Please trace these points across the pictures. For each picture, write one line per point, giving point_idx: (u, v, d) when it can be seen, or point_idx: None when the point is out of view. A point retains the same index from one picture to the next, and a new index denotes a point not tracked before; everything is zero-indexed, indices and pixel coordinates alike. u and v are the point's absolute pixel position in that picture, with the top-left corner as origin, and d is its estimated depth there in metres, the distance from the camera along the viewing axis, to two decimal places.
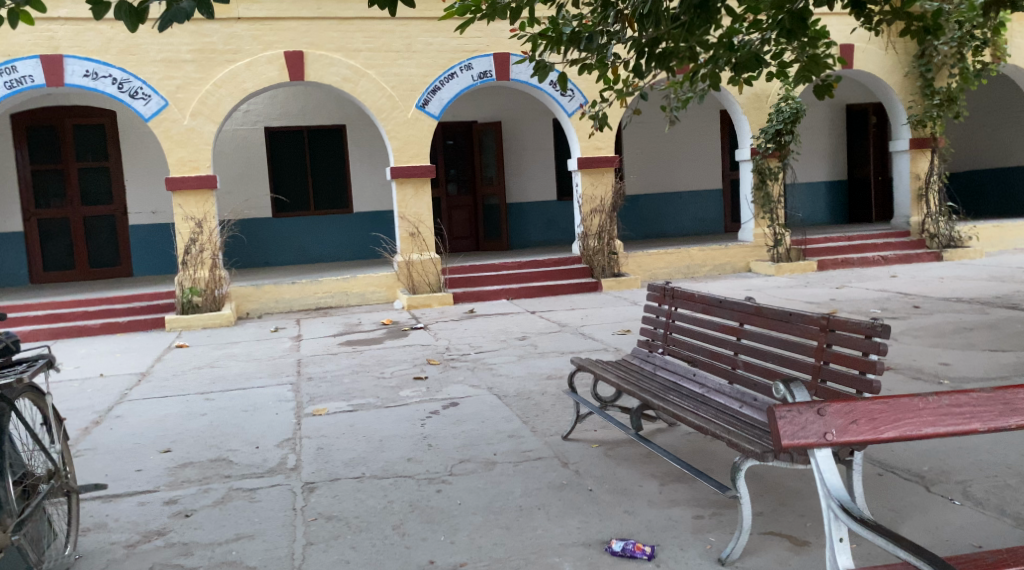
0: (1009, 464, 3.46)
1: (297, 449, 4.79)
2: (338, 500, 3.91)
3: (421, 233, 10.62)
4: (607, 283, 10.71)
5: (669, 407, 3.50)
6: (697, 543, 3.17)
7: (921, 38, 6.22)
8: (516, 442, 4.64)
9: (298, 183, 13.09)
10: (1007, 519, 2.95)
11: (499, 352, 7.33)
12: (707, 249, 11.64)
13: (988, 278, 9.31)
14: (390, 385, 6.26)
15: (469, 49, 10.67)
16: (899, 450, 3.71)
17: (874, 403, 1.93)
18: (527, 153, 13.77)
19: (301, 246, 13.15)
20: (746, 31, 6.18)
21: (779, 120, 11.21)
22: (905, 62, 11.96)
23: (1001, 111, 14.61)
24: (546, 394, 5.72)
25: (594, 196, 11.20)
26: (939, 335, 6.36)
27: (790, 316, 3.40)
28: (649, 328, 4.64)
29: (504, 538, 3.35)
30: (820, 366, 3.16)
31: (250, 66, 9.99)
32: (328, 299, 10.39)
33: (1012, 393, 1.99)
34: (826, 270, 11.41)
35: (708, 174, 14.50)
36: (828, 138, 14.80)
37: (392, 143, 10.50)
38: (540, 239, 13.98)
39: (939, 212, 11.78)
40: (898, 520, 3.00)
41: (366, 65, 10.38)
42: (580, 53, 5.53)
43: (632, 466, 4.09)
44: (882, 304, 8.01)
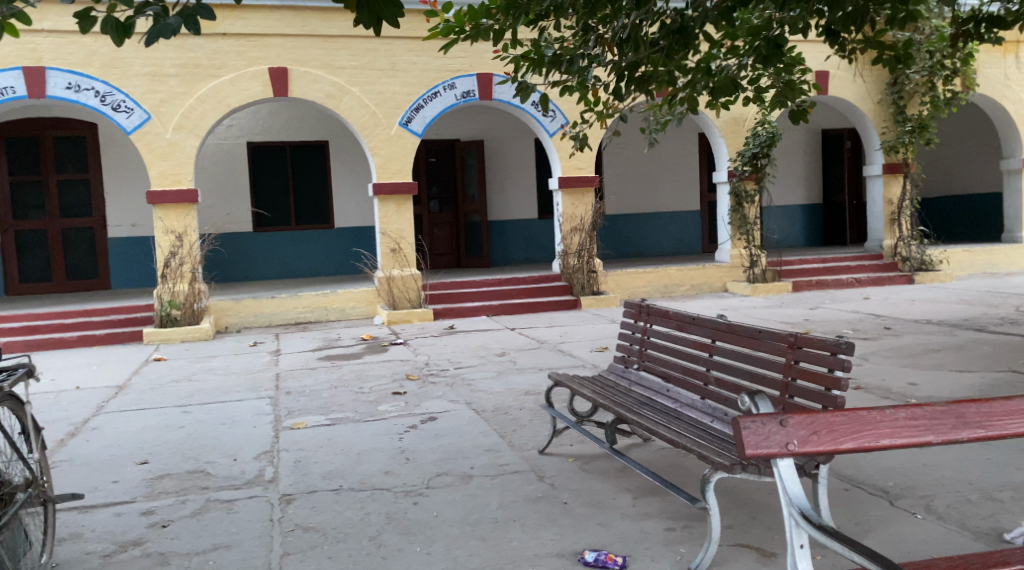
0: (972, 479, 3.57)
1: (275, 462, 4.82)
2: (316, 512, 3.95)
3: (403, 249, 10.68)
4: (586, 301, 10.82)
5: (643, 421, 3.59)
6: (669, 554, 3.24)
7: (892, 67, 6.38)
8: (494, 456, 4.70)
9: (279, 198, 13.12)
10: (967, 532, 3.05)
11: (478, 368, 7.40)
12: (685, 269, 11.80)
13: (959, 302, 9.50)
14: (368, 400, 6.31)
15: (453, 69, 10.81)
16: (866, 467, 3.81)
17: (834, 415, 2.02)
18: (510, 171, 13.89)
19: (282, 260, 13.16)
20: (722, 57, 6.33)
21: (755, 144, 11.42)
22: (878, 89, 12.23)
23: (971, 138, 14.95)
24: (524, 409, 5.79)
25: (574, 215, 11.33)
26: (909, 355, 6.50)
27: (760, 333, 3.50)
28: (625, 345, 4.74)
29: (480, 549, 3.41)
30: (788, 382, 3.25)
31: (233, 82, 10.05)
32: (308, 314, 10.42)
33: (966, 407, 2.06)
34: (801, 291, 11.59)
35: (687, 195, 14.72)
36: (804, 162, 15.08)
37: (375, 159, 10.58)
38: (521, 257, 14.07)
39: (911, 236, 12.07)
40: (863, 533, 3.09)
41: (350, 82, 10.47)
42: (561, 75, 5.63)
43: (607, 479, 4.17)
44: (854, 325, 8.18)
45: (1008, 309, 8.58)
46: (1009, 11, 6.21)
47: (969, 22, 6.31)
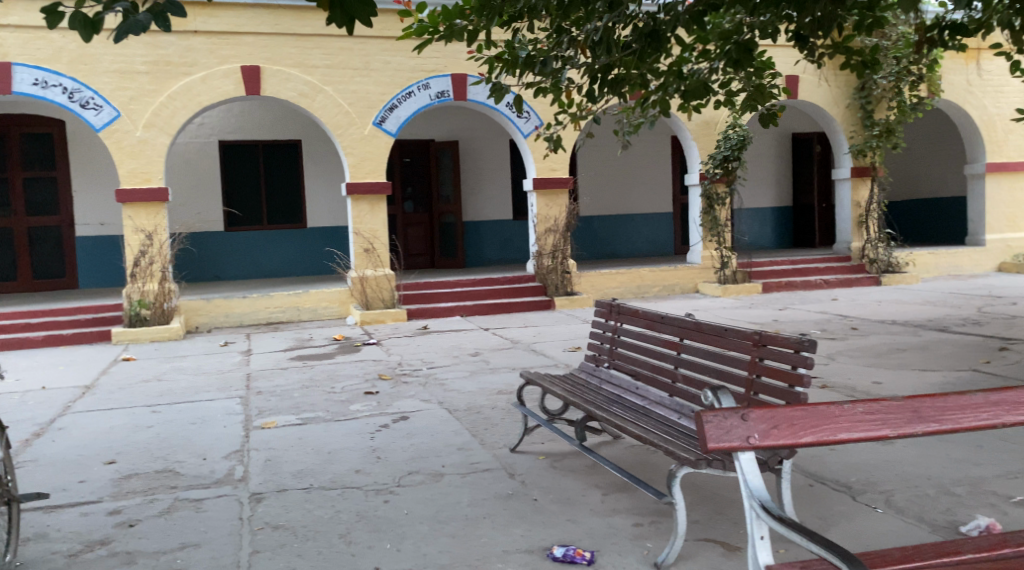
0: (933, 475, 3.65)
1: (245, 461, 4.80)
2: (286, 511, 3.94)
3: (376, 249, 10.66)
4: (560, 302, 10.87)
5: (611, 418, 3.64)
6: (635, 549, 3.28)
7: (858, 72, 6.49)
8: (465, 455, 4.72)
9: (251, 197, 13.03)
10: (925, 525, 3.12)
11: (451, 368, 7.42)
12: (658, 270, 11.89)
13: (924, 303, 9.70)
14: (339, 400, 6.29)
15: (427, 69, 10.81)
16: (830, 463, 3.89)
17: (794, 410, 2.07)
18: (484, 172, 13.91)
19: (253, 260, 13.06)
20: (694, 61, 6.40)
21: (726, 147, 11.54)
22: (847, 94, 12.44)
23: (937, 142, 15.23)
24: (496, 408, 5.82)
25: (548, 216, 11.39)
26: (875, 355, 6.62)
27: (726, 331, 3.56)
28: (596, 344, 4.78)
29: (450, 546, 3.43)
30: (753, 379, 3.30)
31: (205, 80, 9.97)
32: (280, 314, 10.36)
33: (922, 401, 2.12)
34: (770, 293, 11.73)
35: (659, 198, 14.84)
36: (774, 165, 15.28)
37: (348, 159, 10.56)
38: (495, 258, 14.08)
39: (878, 238, 12.26)
40: (825, 527, 3.15)
41: (323, 81, 10.44)
42: (534, 77, 5.66)
43: (577, 476, 4.21)
44: (822, 325, 8.31)
45: (971, 310, 8.76)
46: (972, 20, 6.35)
47: (933, 30, 6.43)
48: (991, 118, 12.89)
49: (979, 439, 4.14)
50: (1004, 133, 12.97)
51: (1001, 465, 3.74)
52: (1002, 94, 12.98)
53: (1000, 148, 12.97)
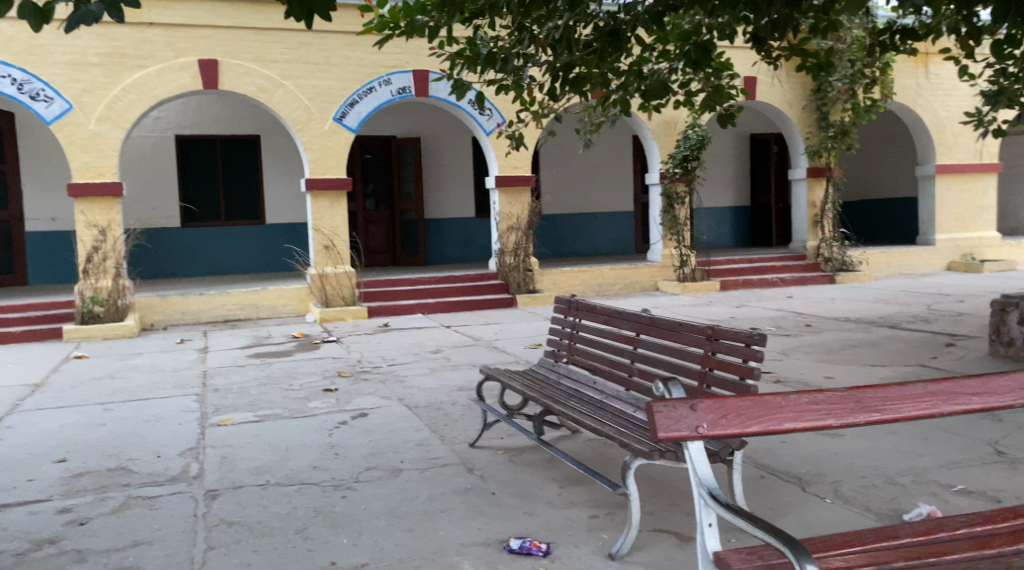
0: (879, 466, 3.75)
1: (200, 458, 4.75)
2: (242, 507, 3.91)
3: (336, 246, 10.59)
4: (522, 299, 10.89)
5: (568, 412, 3.68)
6: (591, 540, 3.32)
7: (814, 73, 6.59)
8: (424, 450, 4.72)
9: (208, 193, 12.85)
10: (870, 514, 3.20)
11: (411, 365, 7.40)
12: (618, 268, 11.99)
13: (876, 301, 9.92)
14: (298, 397, 6.24)
15: (389, 65, 10.76)
16: (781, 455, 3.97)
17: (742, 400, 2.12)
18: (446, 169, 13.89)
19: (211, 257, 12.89)
20: (654, 60, 6.45)
21: (686, 147, 11.68)
22: (803, 96, 12.67)
23: (889, 143, 15.56)
24: (456, 404, 5.83)
25: (510, 213, 11.41)
26: (827, 351, 6.76)
27: (680, 325, 3.62)
28: (555, 340, 4.81)
29: (407, 540, 3.44)
30: (706, 372, 3.36)
31: (161, 73, 9.80)
32: (237, 311, 10.23)
33: (865, 392, 2.18)
34: (728, 290, 11.88)
35: (620, 197, 14.96)
36: (733, 165, 15.49)
37: (308, 154, 10.47)
38: (458, 255, 14.07)
39: (833, 237, 12.50)
40: (775, 517, 3.22)
41: (283, 76, 10.34)
42: (495, 73, 5.65)
43: (534, 471, 4.24)
44: (777, 322, 8.45)
45: (921, 308, 8.99)
46: (923, 25, 6.48)
47: (885, 34, 6.54)
48: (941, 120, 13.22)
49: (924, 431, 4.26)
50: (954, 136, 13.31)
51: (945, 456, 3.85)
52: (951, 98, 13.32)
53: (950, 150, 13.30)
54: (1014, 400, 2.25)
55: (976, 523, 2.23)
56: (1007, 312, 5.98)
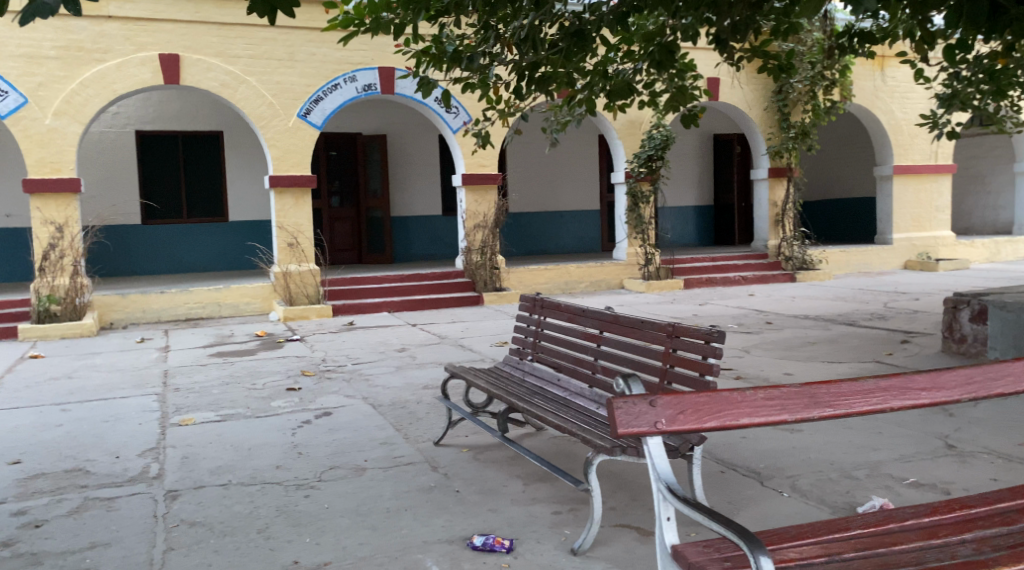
0: (835, 460, 3.83)
1: (160, 458, 4.69)
2: (203, 507, 3.87)
3: (300, 244, 10.52)
4: (488, 297, 10.91)
5: (532, 409, 3.71)
6: (554, 536, 3.36)
7: (774, 75, 6.68)
8: (388, 449, 4.72)
9: (169, 189, 12.67)
10: (826, 507, 3.27)
11: (376, 363, 7.38)
12: (583, 266, 12.05)
13: (835, 298, 10.10)
14: (261, 396, 6.19)
15: (353, 62, 10.69)
16: (741, 450, 4.04)
17: (699, 396, 2.16)
18: (412, 167, 13.85)
19: (172, 254, 12.72)
20: (619, 61, 6.50)
21: (651, 147, 11.79)
22: (764, 97, 12.86)
23: (848, 145, 15.84)
24: (421, 402, 5.83)
25: (477, 211, 11.42)
26: (787, 348, 6.88)
27: (642, 323, 3.66)
28: (520, 338, 4.83)
29: (370, 538, 3.44)
30: (667, 368, 3.41)
31: (120, 67, 9.64)
32: (199, 310, 10.10)
33: (818, 387, 2.23)
34: (692, 288, 12.00)
35: (587, 195, 15.04)
36: (697, 165, 15.66)
37: (271, 151, 10.38)
38: (424, 253, 14.05)
39: (793, 236, 12.71)
40: (734, 511, 3.27)
41: (246, 72, 10.22)
42: (460, 72, 5.66)
43: (499, 467, 4.26)
44: (738, 320, 8.58)
45: (878, 306, 9.18)
46: (881, 28, 6.61)
47: (844, 37, 6.66)
48: (898, 122, 13.51)
49: (879, 425, 4.36)
50: (910, 137, 13.60)
51: (898, 450, 3.95)
52: (908, 100, 13.62)
53: (906, 151, 13.59)
54: (961, 394, 2.32)
55: (924, 514, 2.30)
56: (959, 309, 6.14)
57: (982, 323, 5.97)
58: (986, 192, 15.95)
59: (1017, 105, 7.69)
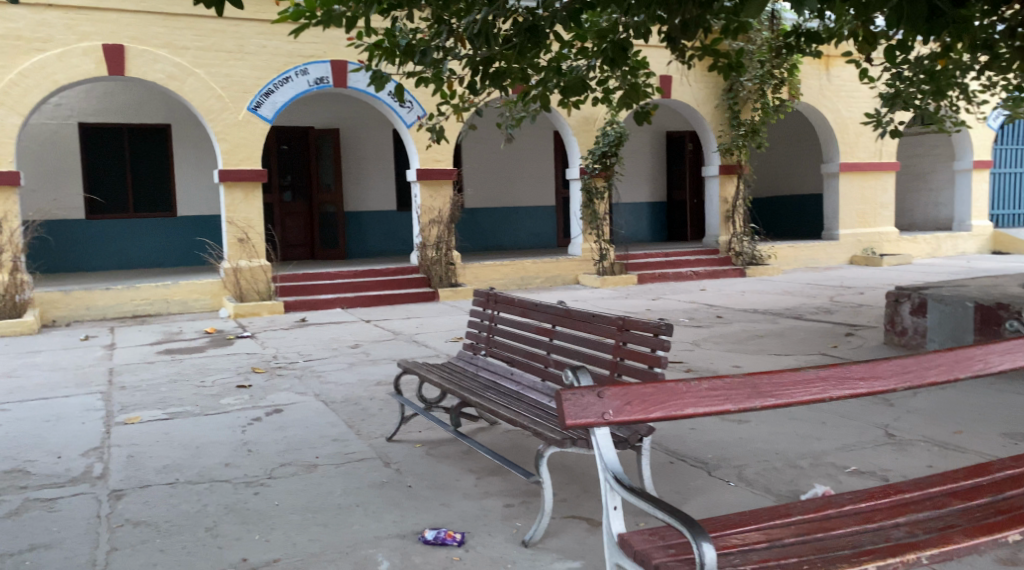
0: (781, 450, 3.91)
1: (105, 457, 4.59)
2: (149, 506, 3.80)
3: (251, 239, 10.36)
4: (443, 293, 10.86)
5: (484, 403, 3.72)
6: (505, 528, 3.37)
7: (725, 74, 6.76)
8: (340, 445, 4.68)
9: (115, 183, 12.37)
10: (771, 495, 3.34)
11: (329, 360, 7.31)
12: (539, 262, 12.08)
13: (783, 293, 10.30)
14: (210, 393, 6.09)
15: (305, 54, 10.57)
16: (690, 441, 4.10)
17: (646, 387, 2.20)
18: (365, 162, 13.72)
19: (118, 250, 12.42)
20: (573, 57, 6.51)
21: (605, 143, 11.88)
22: (715, 95, 13.04)
23: (797, 143, 16.14)
24: (374, 398, 5.79)
25: (432, 207, 11.39)
26: (736, 341, 7.00)
27: (593, 316, 3.70)
28: (474, 332, 4.84)
29: (320, 534, 3.41)
30: (617, 361, 3.45)
31: (61, 57, 9.37)
32: (147, 307, 9.90)
33: (761, 378, 2.28)
34: (645, 284, 12.11)
35: (542, 191, 15.08)
36: (650, 162, 15.83)
37: (221, 145, 10.20)
38: (378, 249, 13.93)
39: (743, 232, 12.92)
40: (682, 500, 3.32)
41: (194, 64, 10.03)
42: (413, 66, 5.64)
43: (451, 462, 4.26)
44: (689, 314, 8.71)
45: (824, 300, 9.38)
46: (827, 29, 6.73)
47: (792, 36, 6.76)
48: (845, 121, 13.82)
49: (823, 416, 4.46)
50: (856, 135, 13.93)
51: (841, 439, 4.05)
52: (854, 99, 13.93)
53: (852, 149, 13.91)
54: (897, 384, 2.39)
55: (860, 499, 2.37)
56: (900, 303, 6.31)
57: (922, 316, 6.13)
58: (928, 189, 16.39)
59: (956, 105, 7.91)
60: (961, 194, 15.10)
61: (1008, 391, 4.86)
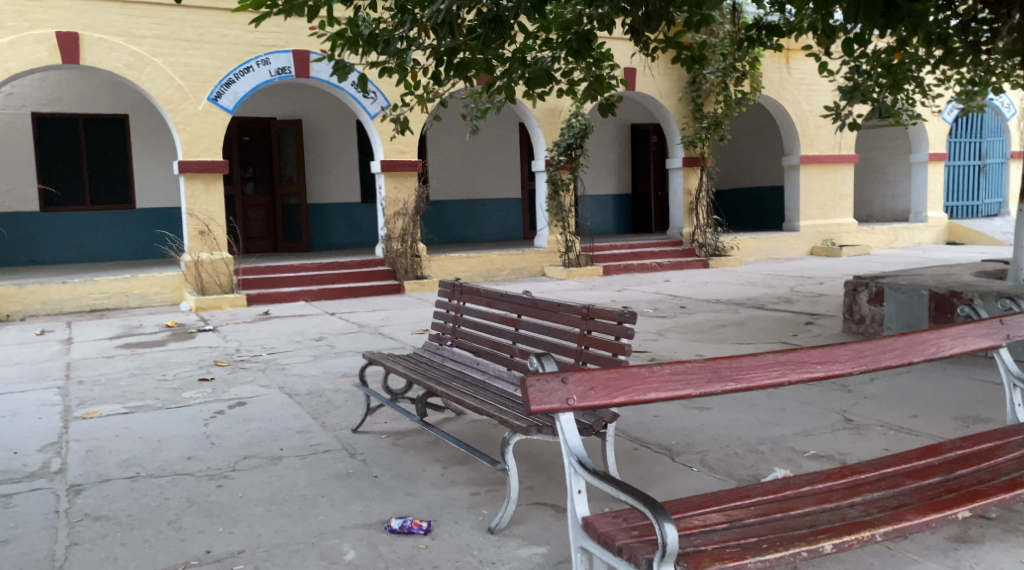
0: (742, 435, 3.98)
1: (62, 452, 4.51)
2: (108, 501, 3.75)
3: (212, 232, 10.22)
4: (409, 285, 10.81)
5: (449, 393, 3.72)
6: (471, 516, 3.39)
7: (688, 66, 6.78)
8: (304, 437, 4.65)
9: (70, 175, 12.10)
10: (732, 480, 3.40)
11: (293, 353, 7.26)
12: (505, 254, 12.09)
13: (745, 283, 10.44)
14: (171, 387, 6.01)
15: (266, 44, 10.44)
16: (654, 429, 4.14)
17: (609, 372, 2.22)
18: (329, 154, 13.60)
19: (75, 243, 12.20)
20: (538, 49, 6.51)
21: (570, 135, 11.92)
22: (678, 87, 13.15)
23: (758, 135, 16.34)
24: (339, 391, 5.76)
25: (397, 198, 11.33)
26: (699, 330, 7.08)
27: (557, 305, 3.72)
28: (440, 323, 4.84)
29: (285, 525, 3.39)
30: (582, 349, 3.47)
31: (13, 45, 9.12)
32: (105, 300, 9.72)
33: (721, 362, 2.31)
34: (611, 275, 12.18)
35: (507, 184, 15.08)
36: (615, 154, 15.91)
37: (181, 136, 10.04)
38: (343, 242, 13.85)
39: (707, 223, 13.05)
40: (646, 486, 3.37)
41: (152, 53, 9.85)
42: (376, 56, 5.59)
43: (417, 453, 4.26)
44: (654, 304, 8.80)
45: (785, 290, 9.52)
46: (788, 22, 6.79)
47: (754, 28, 6.80)
48: (805, 114, 14.03)
49: (782, 402, 4.54)
50: (816, 128, 14.14)
51: (800, 425, 4.12)
52: (813, 93, 14.16)
53: (812, 141, 14.13)
54: (853, 367, 2.45)
55: (818, 481, 2.43)
56: (859, 291, 6.44)
57: (880, 304, 6.26)
58: (886, 181, 16.71)
59: (913, 98, 8.04)
60: (917, 185, 15.42)
61: (961, 376, 4.99)
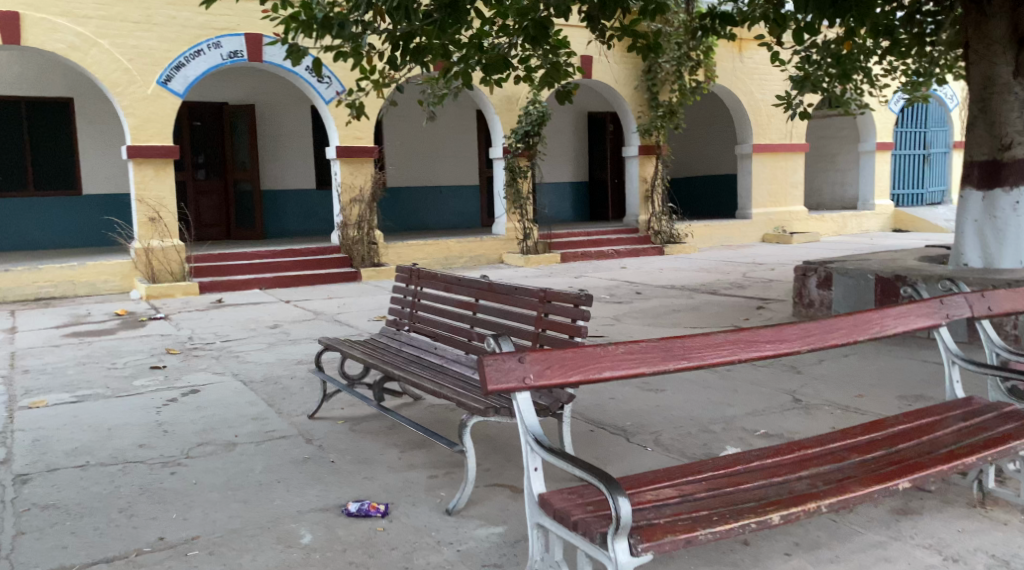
0: (696, 416, 4.06)
1: (8, 442, 4.40)
2: (57, 490, 3.68)
3: (163, 219, 10.00)
4: (366, 272, 10.73)
5: (407, 376, 3.73)
6: (429, 498, 3.40)
7: (643, 54, 6.83)
8: (260, 424, 4.61)
9: (12, 160, 11.73)
10: (685, 458, 3.47)
11: (247, 340, 7.18)
12: (463, 241, 12.08)
13: (699, 269, 10.59)
14: (122, 375, 5.91)
15: (217, 27, 10.25)
16: (610, 410, 4.20)
17: (565, 352, 2.26)
18: (283, 139, 13.43)
19: (18, 230, 11.88)
20: (494, 35, 6.50)
21: (528, 122, 11.94)
22: (634, 76, 13.25)
23: (713, 124, 16.53)
24: (295, 377, 5.72)
25: (353, 184, 11.24)
26: (655, 315, 7.17)
27: (515, 290, 3.74)
28: (397, 308, 4.83)
29: (241, 511, 3.37)
30: (539, 332, 3.50)
31: None
32: (51, 289, 9.49)
33: (675, 341, 2.37)
34: (568, 262, 12.25)
35: (465, 170, 15.04)
36: (572, 141, 15.96)
37: (129, 120, 9.80)
38: (298, 229, 13.71)
39: (661, 211, 13.17)
40: (601, 465, 3.42)
41: (97, 34, 9.60)
42: (330, 38, 5.52)
43: (375, 437, 4.26)
44: (611, 290, 8.87)
45: (737, 276, 9.67)
46: (741, 12, 6.87)
47: (706, 18, 6.86)
48: (758, 104, 14.25)
49: (734, 384, 4.64)
50: (768, 117, 14.37)
51: (750, 405, 4.22)
52: (765, 82, 14.39)
53: (765, 130, 14.37)
54: (801, 345, 2.52)
55: (767, 456, 2.52)
56: (808, 276, 6.60)
57: (828, 288, 6.43)
58: (835, 169, 17.06)
59: (861, 89, 8.18)
60: (865, 174, 15.76)
61: (905, 356, 5.15)
